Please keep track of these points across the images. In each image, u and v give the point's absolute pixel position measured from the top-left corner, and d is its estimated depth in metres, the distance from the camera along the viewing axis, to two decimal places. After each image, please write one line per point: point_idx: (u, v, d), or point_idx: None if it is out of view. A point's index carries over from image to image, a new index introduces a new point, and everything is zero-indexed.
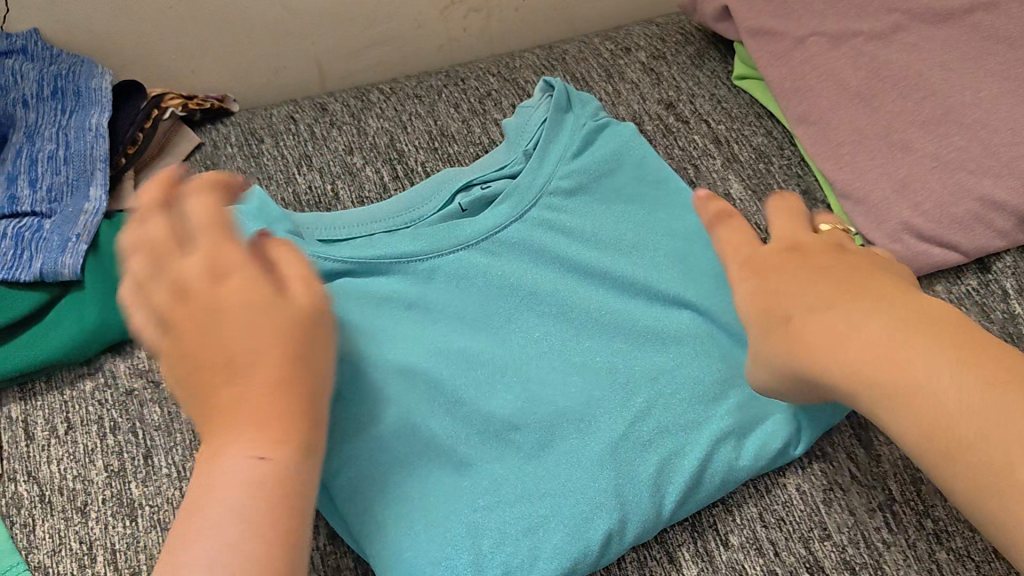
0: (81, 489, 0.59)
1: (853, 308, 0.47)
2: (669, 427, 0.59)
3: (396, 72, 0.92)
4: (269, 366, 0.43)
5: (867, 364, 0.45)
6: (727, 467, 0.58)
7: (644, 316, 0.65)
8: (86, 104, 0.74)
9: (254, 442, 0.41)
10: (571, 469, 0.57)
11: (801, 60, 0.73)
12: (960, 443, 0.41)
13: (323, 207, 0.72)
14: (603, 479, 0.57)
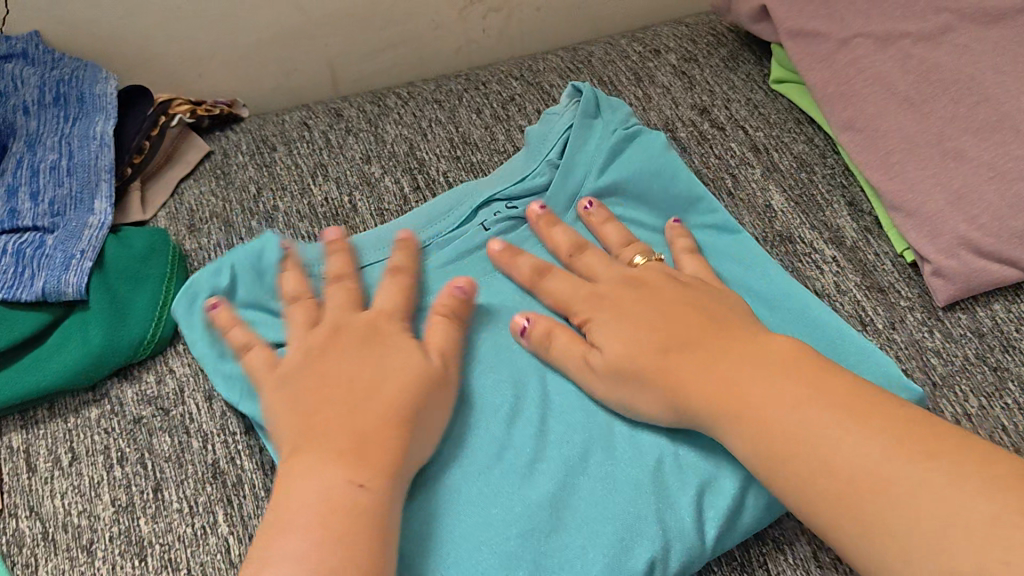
0: (88, 526, 0.55)
1: (705, 358, 0.51)
2: (710, 449, 0.53)
3: (413, 74, 0.88)
4: (389, 405, 0.50)
5: (764, 421, 0.46)
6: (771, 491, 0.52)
7: None
8: (90, 111, 0.70)
9: (356, 467, 0.46)
10: (606, 494, 0.52)
11: (844, 63, 0.69)
12: (852, 477, 0.42)
13: (340, 219, 0.68)
14: (643, 504, 0.51)
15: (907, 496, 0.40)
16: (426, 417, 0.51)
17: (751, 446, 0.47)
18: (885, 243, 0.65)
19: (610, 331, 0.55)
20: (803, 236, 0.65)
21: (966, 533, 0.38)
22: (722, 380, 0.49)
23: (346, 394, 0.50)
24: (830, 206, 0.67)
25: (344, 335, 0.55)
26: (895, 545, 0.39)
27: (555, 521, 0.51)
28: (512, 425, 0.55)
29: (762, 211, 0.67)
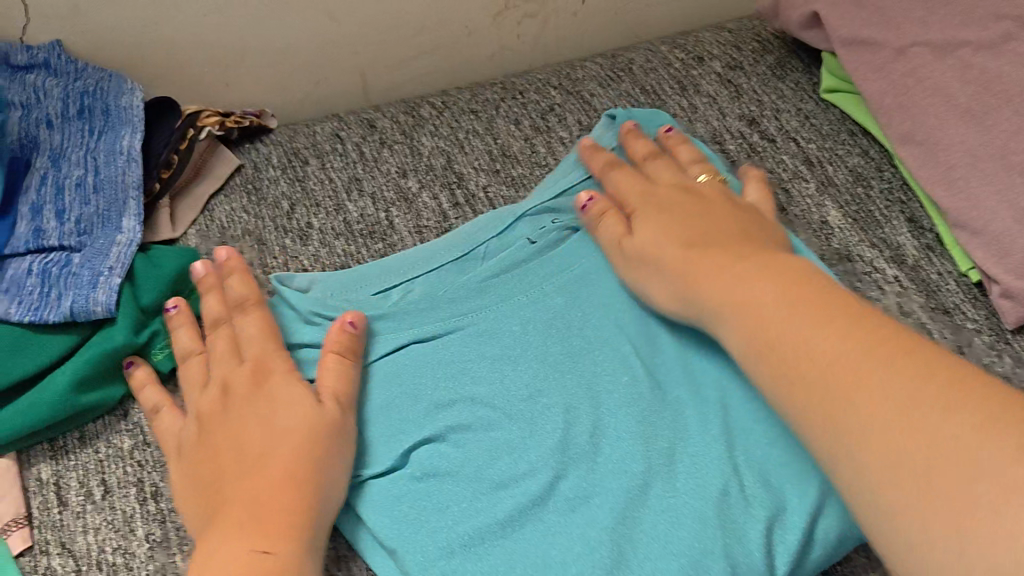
0: (122, 564, 0.53)
1: (717, 262, 0.52)
2: (775, 479, 0.50)
3: (446, 82, 0.85)
4: (279, 465, 0.47)
5: (767, 325, 0.46)
6: (841, 523, 0.50)
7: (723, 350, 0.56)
8: (116, 124, 0.67)
9: (260, 534, 0.44)
10: (670, 529, 0.48)
11: (902, 73, 0.66)
12: (817, 374, 0.43)
13: (377, 237, 0.66)
14: (709, 538, 0.48)
15: (850, 384, 0.41)
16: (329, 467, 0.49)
17: (744, 345, 0.47)
18: (948, 261, 0.62)
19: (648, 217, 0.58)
20: (862, 254, 0.62)
21: (925, 440, 0.38)
22: (732, 289, 0.49)
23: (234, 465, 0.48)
24: (889, 222, 0.64)
25: (231, 403, 0.52)
26: (859, 444, 0.40)
27: (617, 559, 0.48)
28: (565, 452, 0.52)
29: (819, 227, 0.64)
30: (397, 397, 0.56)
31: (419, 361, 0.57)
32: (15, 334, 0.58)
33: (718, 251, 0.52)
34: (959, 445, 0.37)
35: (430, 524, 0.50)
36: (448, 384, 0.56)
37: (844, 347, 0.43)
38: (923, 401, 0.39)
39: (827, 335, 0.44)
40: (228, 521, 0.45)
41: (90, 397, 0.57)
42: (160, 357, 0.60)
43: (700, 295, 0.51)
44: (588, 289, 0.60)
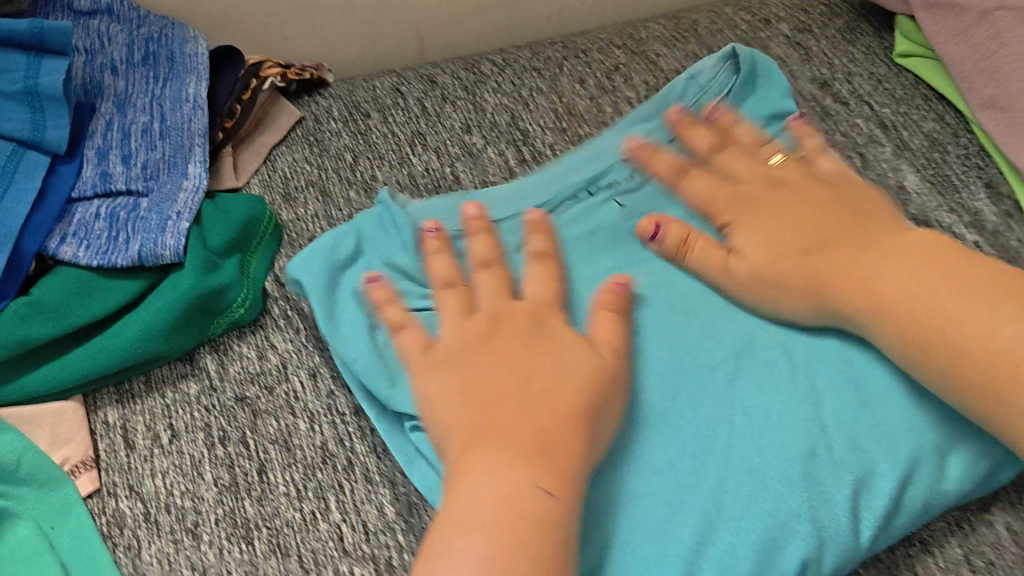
0: (192, 508, 0.53)
1: (866, 260, 0.53)
2: (861, 440, 0.51)
3: (503, 41, 0.84)
4: (566, 408, 0.46)
5: (878, 291, 0.51)
6: (929, 493, 0.50)
7: (807, 320, 0.56)
8: (180, 72, 0.66)
9: (540, 469, 0.42)
10: (756, 490, 0.49)
11: (987, 37, 0.64)
12: (945, 335, 0.48)
13: (444, 192, 0.65)
14: (795, 500, 0.49)
15: (979, 336, 0.46)
16: (605, 410, 0.48)
17: (904, 327, 0.49)
18: None
19: (749, 228, 0.58)
20: (940, 219, 0.61)
21: None
22: (895, 280, 0.51)
23: (506, 389, 0.46)
24: (966, 188, 0.63)
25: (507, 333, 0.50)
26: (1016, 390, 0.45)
27: (707, 521, 0.48)
28: (649, 414, 0.53)
29: (895, 191, 0.63)
30: None
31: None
32: (82, 277, 0.57)
33: (806, 241, 0.55)
34: None
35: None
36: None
37: (966, 297, 0.48)
38: None
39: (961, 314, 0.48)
40: (534, 444, 0.43)
41: (157, 342, 0.56)
42: (240, 311, 0.58)
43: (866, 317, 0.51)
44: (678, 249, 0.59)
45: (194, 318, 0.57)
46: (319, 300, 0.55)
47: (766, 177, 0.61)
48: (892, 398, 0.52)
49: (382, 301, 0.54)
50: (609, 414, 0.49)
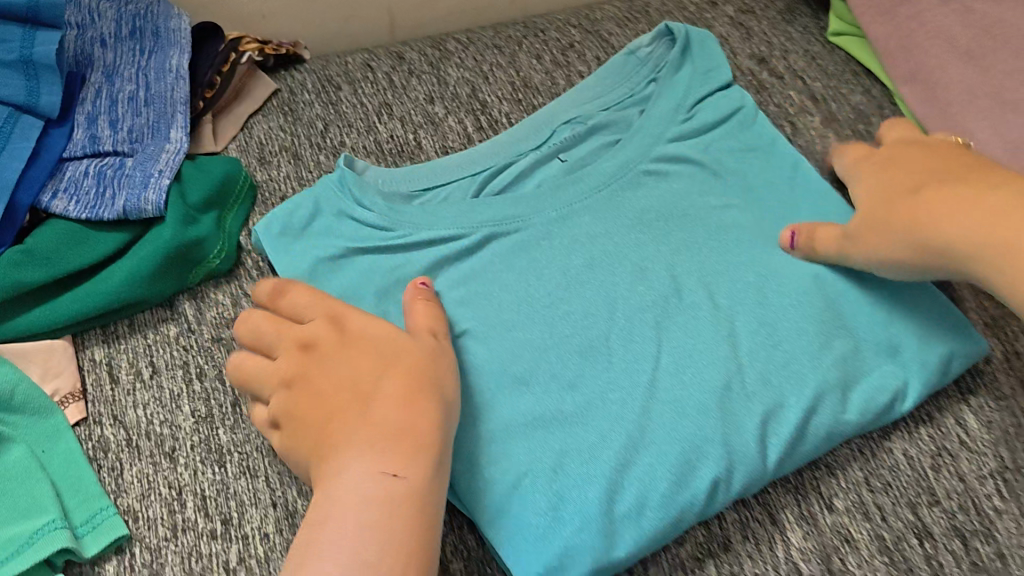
0: (169, 435, 0.59)
1: (962, 196, 0.52)
2: (771, 374, 0.56)
3: (470, 22, 0.90)
4: (395, 392, 0.49)
5: (965, 224, 0.50)
6: (831, 422, 0.55)
7: (732, 271, 0.61)
8: (165, 45, 0.72)
9: (386, 458, 0.46)
10: (676, 420, 0.55)
11: (908, 16, 0.70)
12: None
13: (406, 157, 0.70)
14: (710, 428, 0.54)
15: None
16: (441, 382, 0.52)
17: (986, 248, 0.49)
18: None
19: (877, 196, 0.59)
20: None
21: None
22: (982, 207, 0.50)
23: (337, 397, 0.50)
24: None
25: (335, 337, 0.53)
26: None
27: (630, 444, 0.54)
28: (587, 355, 0.59)
29: (820, 158, 0.68)
30: None
31: (445, 265, 0.63)
32: (73, 229, 0.63)
33: (906, 197, 0.56)
34: None
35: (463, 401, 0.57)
36: (479, 288, 0.62)
37: None
38: None
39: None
40: (369, 440, 0.47)
41: (140, 287, 0.62)
42: (217, 260, 0.64)
43: (966, 264, 0.50)
44: (619, 206, 0.65)
45: (174, 267, 0.63)
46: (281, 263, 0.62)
47: (910, 141, 0.62)
48: (805, 338, 0.58)
49: (287, 290, 0.57)
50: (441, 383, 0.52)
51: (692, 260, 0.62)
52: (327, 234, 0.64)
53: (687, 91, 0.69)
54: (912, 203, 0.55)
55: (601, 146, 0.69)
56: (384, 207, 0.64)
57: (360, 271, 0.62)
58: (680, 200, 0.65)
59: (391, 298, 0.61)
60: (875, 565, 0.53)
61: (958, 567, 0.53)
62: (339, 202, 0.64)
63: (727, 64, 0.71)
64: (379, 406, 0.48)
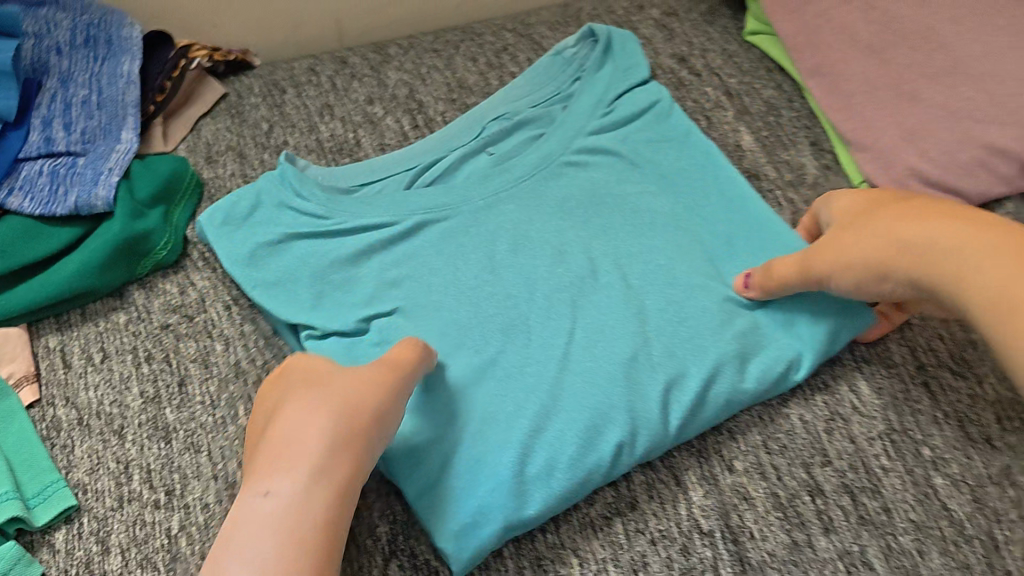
0: (118, 414, 0.63)
1: (974, 265, 0.47)
2: (676, 347, 0.61)
3: (414, 29, 0.94)
4: (293, 411, 0.50)
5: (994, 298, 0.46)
6: (729, 391, 0.60)
7: (644, 252, 0.66)
8: (118, 53, 0.76)
9: (264, 479, 0.47)
10: (587, 389, 0.59)
11: (815, 14, 0.75)
12: None
13: (345, 154, 0.74)
14: (617, 396, 0.59)
15: None
16: (349, 390, 0.51)
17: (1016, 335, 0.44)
18: (844, 178, 0.71)
19: (852, 234, 0.54)
20: (766, 173, 0.71)
21: None
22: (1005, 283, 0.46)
23: (263, 425, 0.53)
24: (794, 145, 0.73)
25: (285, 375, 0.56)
26: None
27: (543, 411, 0.58)
28: (509, 332, 0.63)
29: (733, 149, 0.73)
30: (347, 281, 0.66)
31: (378, 250, 0.67)
32: (28, 224, 0.67)
33: (886, 241, 0.52)
34: None
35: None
36: (409, 270, 0.66)
37: None
38: None
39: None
40: (266, 460, 0.49)
41: (91, 277, 0.66)
42: (165, 251, 0.69)
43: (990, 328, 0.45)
44: (542, 197, 0.69)
45: (123, 258, 0.67)
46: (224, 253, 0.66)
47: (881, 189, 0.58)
48: (708, 312, 0.62)
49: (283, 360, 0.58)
50: (347, 389, 0.52)
51: (608, 243, 0.66)
52: (268, 224, 0.68)
53: (606, 88, 0.74)
54: (898, 231, 0.51)
55: (528, 140, 0.73)
56: (322, 199, 0.68)
57: (298, 257, 0.66)
58: (599, 188, 0.69)
59: (326, 282, 0.65)
60: (770, 521, 0.57)
61: (847, 520, 0.57)
62: (279, 195, 0.68)
63: (645, 61, 0.76)
64: (276, 426, 0.50)
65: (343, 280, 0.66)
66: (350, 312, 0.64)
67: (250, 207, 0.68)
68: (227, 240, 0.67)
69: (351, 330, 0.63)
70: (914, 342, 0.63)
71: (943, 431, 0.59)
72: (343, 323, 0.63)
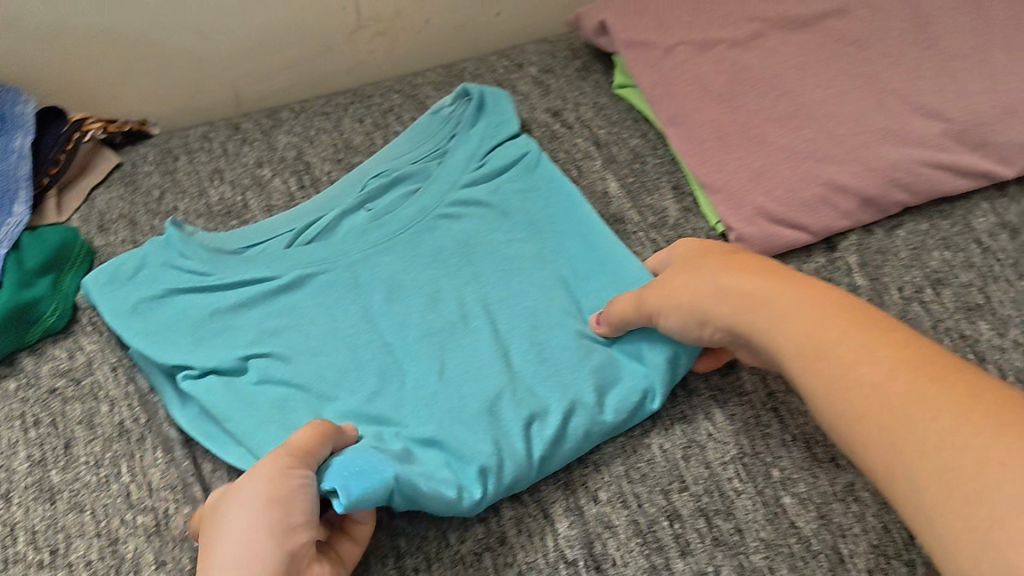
0: (4, 478, 0.64)
1: (777, 306, 0.53)
2: (538, 385, 0.64)
3: (311, 92, 0.99)
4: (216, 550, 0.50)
5: (804, 342, 0.50)
6: (587, 422, 0.63)
7: (510, 297, 0.70)
8: (12, 129, 0.77)
9: None
10: (456, 424, 0.62)
11: (672, 67, 0.79)
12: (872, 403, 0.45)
13: (233, 216, 0.78)
14: (483, 429, 0.62)
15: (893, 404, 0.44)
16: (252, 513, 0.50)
17: (818, 381, 0.49)
18: (703, 220, 0.75)
19: (678, 272, 0.62)
20: (630, 218, 0.76)
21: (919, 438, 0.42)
22: (806, 328, 0.51)
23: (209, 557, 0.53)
24: (657, 190, 0.77)
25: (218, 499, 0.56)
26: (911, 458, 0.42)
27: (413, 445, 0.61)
28: (382, 374, 0.66)
29: (601, 196, 0.77)
30: (227, 330, 0.69)
31: (259, 302, 0.70)
32: None
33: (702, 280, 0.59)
34: (952, 443, 0.41)
35: (265, 418, 0.64)
36: (288, 319, 0.69)
37: (890, 366, 0.45)
38: (947, 410, 0.42)
39: (846, 345, 0.48)
40: None
41: None
42: (53, 318, 0.71)
43: (795, 368, 0.51)
44: (415, 247, 0.73)
45: (12, 326, 0.69)
46: (108, 308, 0.68)
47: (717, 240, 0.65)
48: (566, 348, 0.67)
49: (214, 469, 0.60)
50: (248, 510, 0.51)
51: (479, 289, 0.70)
52: (152, 282, 0.71)
53: (479, 143, 0.79)
54: (722, 284, 0.58)
55: (407, 192, 0.77)
56: (206, 259, 0.71)
57: (180, 310, 0.69)
58: (471, 238, 0.74)
59: (205, 334, 0.68)
60: (631, 547, 0.59)
61: (702, 542, 0.59)
62: (165, 255, 0.72)
63: (517, 118, 0.81)
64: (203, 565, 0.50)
65: (223, 327, 0.69)
66: (227, 357, 0.67)
67: (135, 267, 0.71)
68: (113, 299, 0.69)
69: (231, 367, 0.66)
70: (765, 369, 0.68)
71: (791, 452, 0.63)
72: (223, 363, 0.66)
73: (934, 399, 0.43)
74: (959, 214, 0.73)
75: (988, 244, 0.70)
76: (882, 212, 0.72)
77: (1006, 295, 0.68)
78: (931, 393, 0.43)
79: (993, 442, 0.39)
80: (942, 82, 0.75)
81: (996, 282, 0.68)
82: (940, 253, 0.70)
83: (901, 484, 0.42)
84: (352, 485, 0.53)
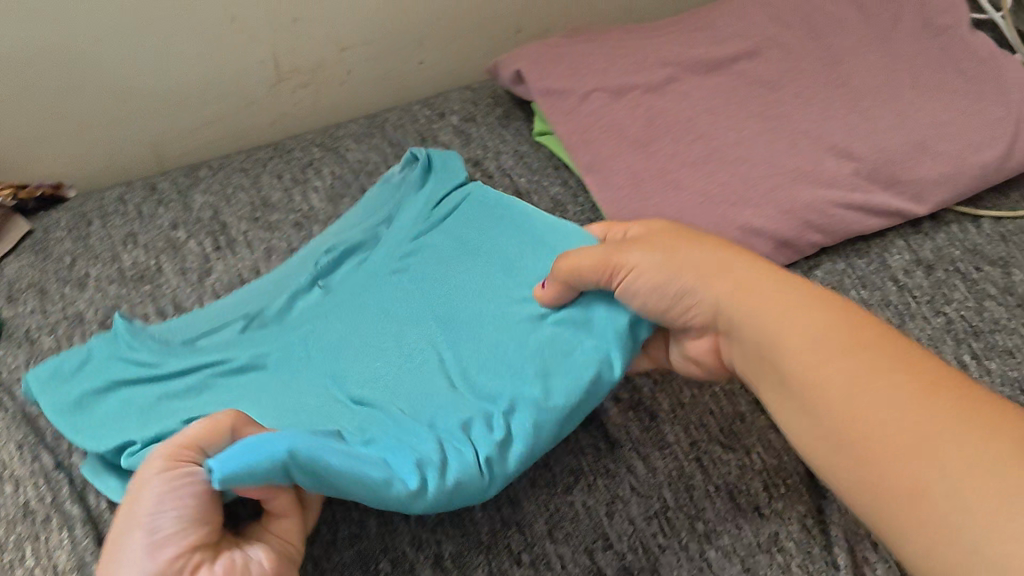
0: None
1: (766, 300, 0.51)
2: (485, 395, 0.61)
3: (234, 146, 0.97)
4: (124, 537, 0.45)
5: (787, 341, 0.49)
6: (534, 415, 0.58)
7: (467, 334, 0.66)
8: None
9: None
10: (403, 433, 0.58)
11: (587, 113, 0.79)
12: (859, 411, 0.43)
13: (145, 281, 0.76)
14: (428, 433, 0.57)
15: (881, 411, 0.42)
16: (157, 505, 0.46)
17: (803, 377, 0.47)
18: None
19: (649, 241, 0.59)
20: None
21: (908, 442, 0.41)
22: (789, 325, 0.49)
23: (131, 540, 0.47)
24: None
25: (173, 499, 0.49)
26: (899, 466, 0.40)
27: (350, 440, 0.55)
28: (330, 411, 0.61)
29: None
30: (170, 400, 0.64)
31: (207, 386, 0.65)
32: None
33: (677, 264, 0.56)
34: (944, 450, 0.39)
35: None
36: (237, 391, 0.64)
37: (880, 371, 0.44)
38: (939, 417, 0.40)
39: (834, 347, 0.46)
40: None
41: None
42: None
43: (782, 363, 0.48)
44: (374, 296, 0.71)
45: None
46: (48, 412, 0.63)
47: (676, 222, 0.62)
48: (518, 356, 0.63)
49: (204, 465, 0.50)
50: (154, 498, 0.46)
51: (434, 330, 0.67)
52: (90, 377, 0.66)
53: (426, 201, 0.78)
54: (711, 275, 0.55)
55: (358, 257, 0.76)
56: (147, 348, 0.68)
57: (119, 404, 0.64)
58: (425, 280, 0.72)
59: (151, 420, 0.62)
60: None
61: None
62: (107, 351, 0.68)
63: (463, 172, 0.81)
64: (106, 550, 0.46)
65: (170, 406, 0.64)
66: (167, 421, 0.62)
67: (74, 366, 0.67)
68: (51, 405, 0.64)
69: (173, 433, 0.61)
70: (687, 420, 0.66)
71: (715, 503, 0.62)
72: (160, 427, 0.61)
73: (924, 424, 0.41)
74: (874, 251, 0.73)
75: (904, 281, 0.71)
76: (800, 253, 0.72)
77: (924, 331, 0.67)
78: (936, 408, 0.41)
79: (981, 449, 0.38)
80: (852, 123, 0.75)
81: (914, 319, 0.68)
82: (857, 292, 0.70)
83: (892, 499, 0.41)
84: (232, 463, 0.45)
